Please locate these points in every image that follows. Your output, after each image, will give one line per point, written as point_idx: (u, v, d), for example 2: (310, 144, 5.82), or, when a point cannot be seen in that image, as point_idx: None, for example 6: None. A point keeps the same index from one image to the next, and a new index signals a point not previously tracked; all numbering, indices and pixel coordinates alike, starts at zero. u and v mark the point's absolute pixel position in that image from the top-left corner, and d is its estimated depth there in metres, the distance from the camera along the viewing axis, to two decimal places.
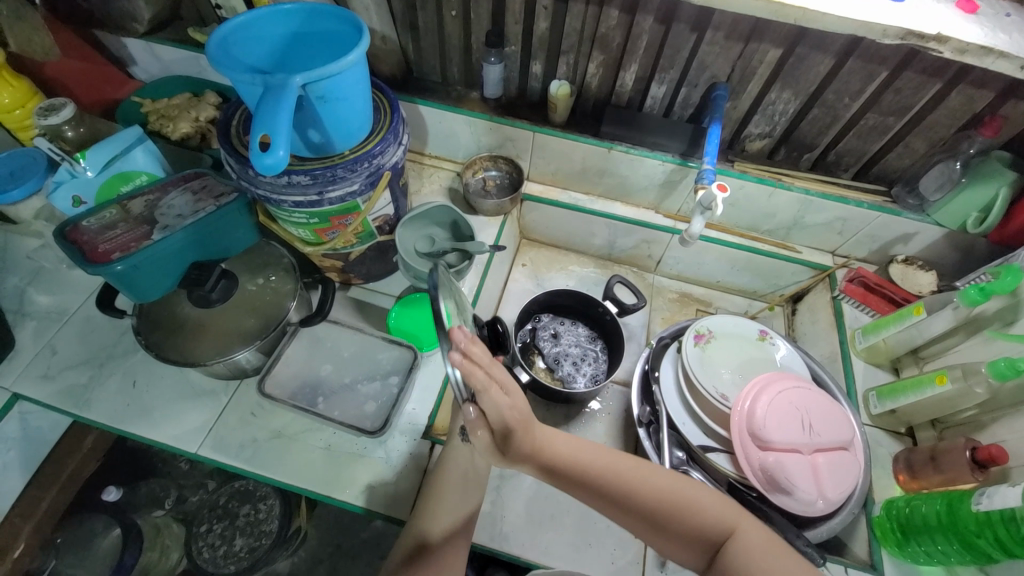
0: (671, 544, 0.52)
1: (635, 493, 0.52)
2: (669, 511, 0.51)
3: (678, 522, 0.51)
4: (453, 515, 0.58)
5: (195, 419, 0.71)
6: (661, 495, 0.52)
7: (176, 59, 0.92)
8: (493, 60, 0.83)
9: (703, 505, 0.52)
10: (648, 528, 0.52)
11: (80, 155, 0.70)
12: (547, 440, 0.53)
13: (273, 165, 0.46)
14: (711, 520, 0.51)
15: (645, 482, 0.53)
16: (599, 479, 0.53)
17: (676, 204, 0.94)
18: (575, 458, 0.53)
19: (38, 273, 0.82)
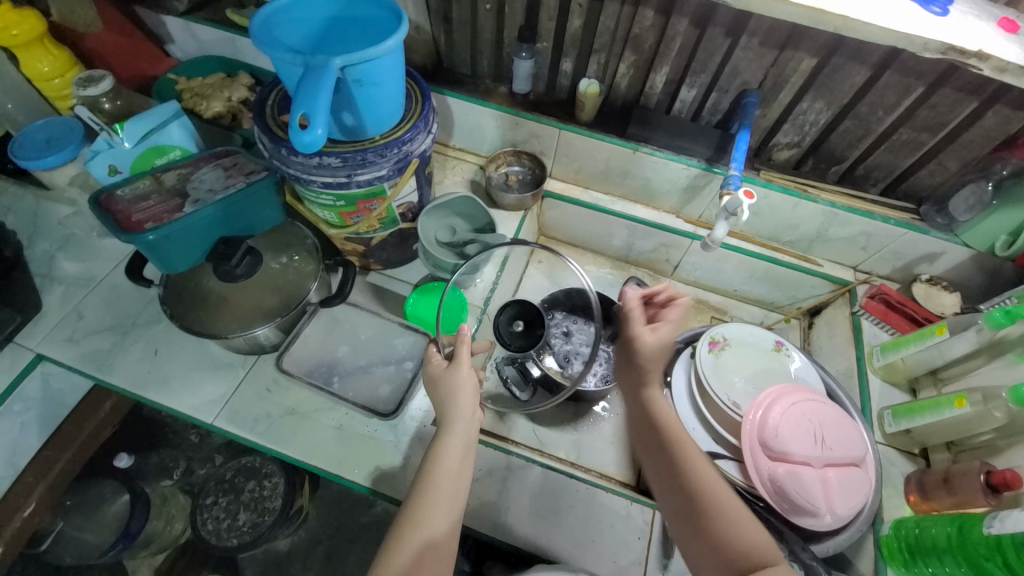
0: (699, 547, 0.53)
1: (695, 489, 0.55)
2: (710, 516, 0.53)
3: (714, 531, 0.52)
4: (452, 507, 0.56)
5: (212, 391, 0.72)
6: (717, 499, 0.54)
7: (212, 39, 0.93)
8: (524, 55, 0.83)
9: (746, 529, 0.51)
10: (689, 525, 0.54)
11: (120, 126, 0.71)
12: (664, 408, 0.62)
13: (309, 144, 0.47)
14: (749, 547, 0.50)
15: (710, 481, 0.55)
16: (678, 462, 0.57)
17: (697, 209, 0.94)
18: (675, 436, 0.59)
19: (68, 239, 0.84)
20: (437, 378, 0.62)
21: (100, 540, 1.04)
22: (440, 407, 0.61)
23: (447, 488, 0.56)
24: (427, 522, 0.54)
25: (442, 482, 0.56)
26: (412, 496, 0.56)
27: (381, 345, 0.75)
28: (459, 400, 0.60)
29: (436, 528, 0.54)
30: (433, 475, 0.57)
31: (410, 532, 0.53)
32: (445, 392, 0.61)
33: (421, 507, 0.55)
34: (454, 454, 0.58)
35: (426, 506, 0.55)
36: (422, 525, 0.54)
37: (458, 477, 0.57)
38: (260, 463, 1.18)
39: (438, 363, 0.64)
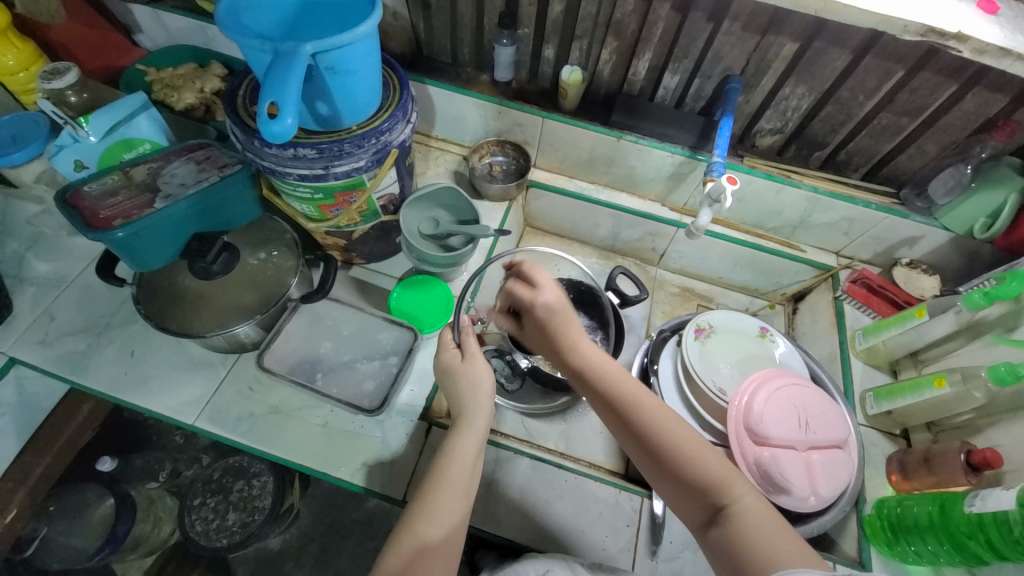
0: (668, 489, 0.53)
1: (648, 428, 0.53)
2: (672, 453, 0.51)
3: (679, 469, 0.51)
4: (460, 503, 0.54)
5: (193, 391, 0.71)
6: (673, 435, 0.52)
7: (181, 27, 0.90)
8: (505, 42, 0.81)
9: (706, 461, 0.50)
10: (651, 464, 0.53)
11: (85, 118, 0.69)
12: (581, 343, 0.60)
13: (280, 133, 0.45)
14: (714, 480, 0.49)
15: (656, 414, 0.54)
16: (620, 401, 0.55)
17: (682, 197, 0.93)
18: (603, 375, 0.57)
19: (37, 239, 0.81)
20: (453, 371, 0.64)
21: (85, 544, 1.02)
22: (457, 402, 0.62)
23: (453, 484, 0.55)
24: (433, 516, 0.53)
25: (451, 474, 0.55)
26: (418, 494, 0.55)
27: (365, 339, 0.74)
28: (473, 398, 0.61)
29: (438, 528, 0.52)
30: (443, 467, 0.56)
31: (417, 524, 0.53)
32: (461, 387, 0.62)
33: (427, 500, 0.54)
34: (462, 451, 0.57)
35: (431, 499, 0.54)
36: (428, 519, 0.53)
37: (470, 470, 0.56)
38: (248, 463, 1.17)
39: (453, 354, 0.65)
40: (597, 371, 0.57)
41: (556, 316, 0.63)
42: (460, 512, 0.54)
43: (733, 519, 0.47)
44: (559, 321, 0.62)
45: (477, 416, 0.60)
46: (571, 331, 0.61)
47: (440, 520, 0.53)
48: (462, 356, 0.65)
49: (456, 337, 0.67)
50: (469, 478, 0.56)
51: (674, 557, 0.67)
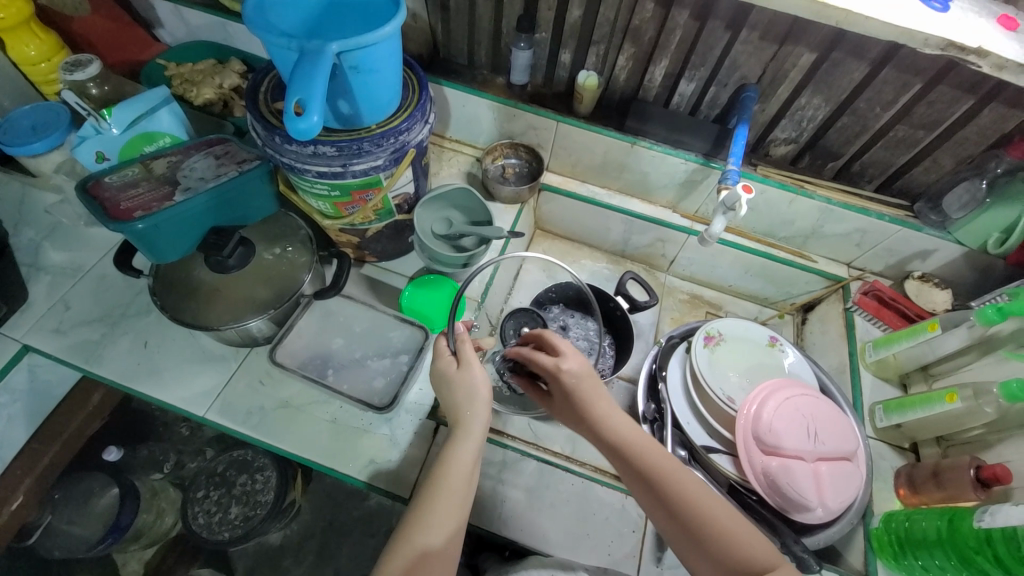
0: (703, 567, 0.51)
1: (683, 503, 0.52)
2: (709, 531, 0.51)
3: (716, 547, 0.50)
4: (458, 510, 0.54)
5: (204, 383, 0.71)
6: (711, 512, 0.52)
7: (202, 24, 0.91)
8: (522, 46, 0.82)
9: (745, 540, 0.50)
10: (687, 542, 0.52)
11: (108, 111, 0.70)
12: (610, 418, 0.59)
13: (305, 130, 0.46)
14: (755, 558, 0.49)
15: (693, 489, 0.53)
16: (655, 476, 0.55)
17: (694, 204, 0.94)
18: (635, 449, 0.57)
19: (55, 228, 0.82)
20: (449, 380, 0.62)
21: (89, 533, 1.03)
22: (454, 409, 0.61)
23: (452, 490, 0.55)
24: (432, 525, 0.53)
25: (450, 483, 0.55)
26: (418, 498, 0.55)
27: (376, 337, 0.75)
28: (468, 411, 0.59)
29: (435, 536, 0.52)
30: (441, 476, 0.56)
31: (415, 532, 0.52)
32: (459, 396, 0.61)
33: (428, 509, 0.54)
34: (464, 459, 0.57)
35: (428, 508, 0.54)
36: (425, 529, 0.53)
37: (467, 479, 0.56)
38: (252, 457, 1.17)
39: (448, 361, 0.63)
40: (632, 445, 0.57)
41: (583, 384, 0.60)
42: (458, 519, 0.54)
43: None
44: (585, 389, 0.60)
45: (475, 423, 0.59)
46: (596, 400, 0.60)
47: (440, 528, 0.53)
48: (458, 363, 0.63)
49: (451, 344, 0.64)
50: (467, 486, 0.56)
51: (680, 564, 0.67)
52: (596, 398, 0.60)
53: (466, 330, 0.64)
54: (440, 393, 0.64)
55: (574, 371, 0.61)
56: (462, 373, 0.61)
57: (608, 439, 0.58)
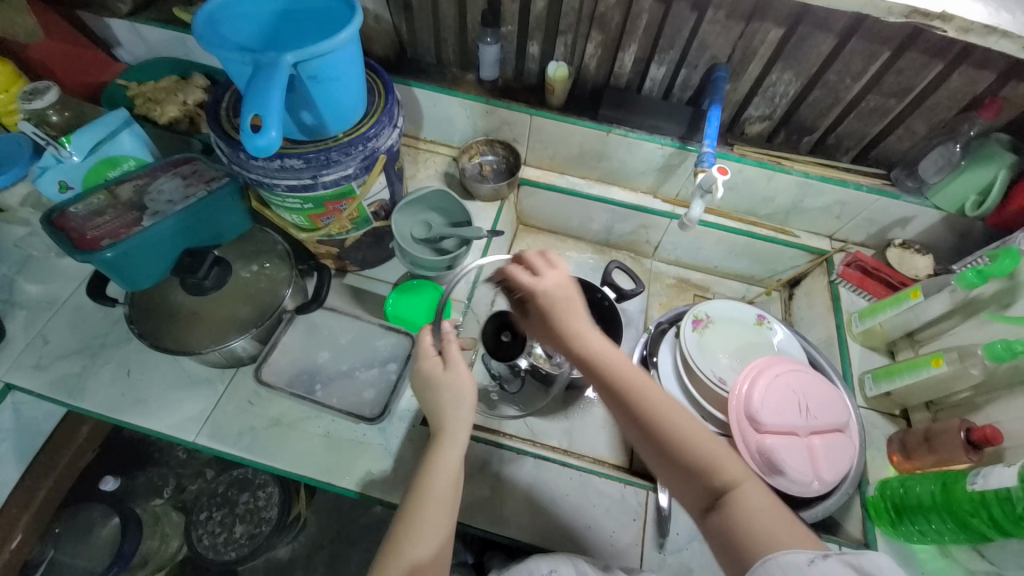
0: (672, 478, 0.53)
1: (655, 416, 0.53)
2: (680, 444, 0.51)
3: (686, 458, 0.51)
4: (446, 518, 0.54)
5: (192, 408, 0.70)
6: (684, 426, 0.52)
7: (160, 40, 0.89)
8: (489, 41, 0.81)
9: (715, 454, 0.51)
10: (654, 453, 0.53)
11: (66, 138, 0.68)
12: (588, 337, 0.58)
13: (265, 147, 0.45)
14: (721, 473, 0.50)
15: (670, 405, 0.53)
16: (630, 391, 0.54)
17: (674, 188, 0.93)
18: (612, 365, 0.56)
19: (26, 261, 0.80)
20: (435, 382, 0.60)
21: (92, 564, 1.02)
22: (436, 416, 0.59)
23: (437, 499, 0.54)
24: (424, 535, 0.53)
25: (436, 493, 0.55)
26: (403, 511, 0.55)
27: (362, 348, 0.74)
28: (449, 415, 0.58)
29: (423, 547, 0.52)
30: (427, 482, 0.55)
31: (405, 547, 0.52)
32: (444, 401, 0.59)
33: (415, 520, 0.53)
34: (449, 466, 0.56)
35: (416, 520, 0.53)
36: (418, 540, 0.52)
37: (454, 484, 0.56)
38: (253, 474, 1.20)
39: (433, 363, 0.61)
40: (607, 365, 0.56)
41: (561, 307, 0.60)
42: (448, 527, 0.54)
43: (737, 508, 0.47)
44: (563, 311, 0.59)
45: (461, 427, 0.58)
46: (573, 320, 0.59)
47: (427, 538, 0.52)
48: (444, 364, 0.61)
49: (436, 344, 0.62)
50: (454, 487, 0.56)
51: (683, 547, 0.68)
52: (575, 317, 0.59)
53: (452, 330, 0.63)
54: (422, 396, 0.61)
55: (550, 292, 0.60)
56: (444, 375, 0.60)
57: (584, 356, 0.57)
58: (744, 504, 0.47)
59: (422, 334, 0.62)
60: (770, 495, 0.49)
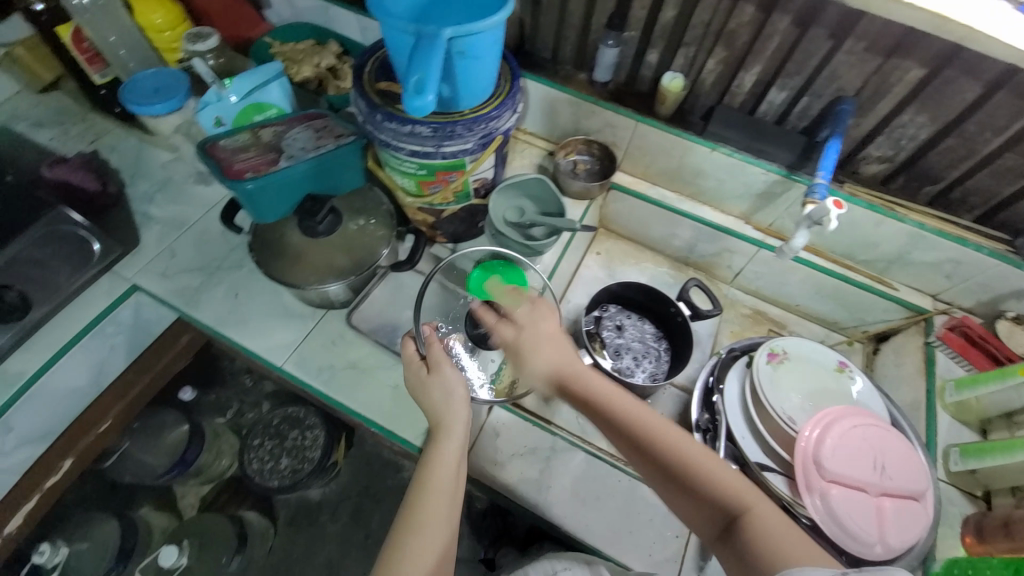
0: (687, 507, 0.56)
1: (658, 444, 0.58)
2: (693, 476, 0.55)
3: (697, 485, 0.55)
4: (447, 508, 0.59)
5: (284, 337, 0.77)
6: (692, 459, 0.56)
7: (306, 6, 0.97)
8: (611, 43, 0.82)
9: (726, 480, 0.55)
10: (670, 486, 0.57)
11: (229, 81, 0.77)
12: (583, 374, 0.63)
13: (420, 108, 0.49)
14: (730, 495, 0.54)
15: (675, 436, 0.58)
16: (631, 424, 0.60)
17: (769, 217, 0.91)
18: (613, 404, 0.61)
19: (166, 183, 0.90)
20: (423, 385, 0.66)
21: (157, 463, 1.15)
22: (434, 412, 0.65)
23: (441, 491, 0.60)
24: (428, 526, 0.58)
25: (438, 484, 0.60)
26: (410, 504, 0.60)
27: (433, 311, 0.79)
28: (452, 412, 0.64)
29: (435, 533, 0.57)
30: (428, 480, 0.61)
31: (410, 538, 0.57)
32: (434, 399, 0.65)
33: (418, 513, 0.58)
34: (448, 461, 0.62)
35: (421, 511, 0.58)
36: (422, 530, 0.57)
37: (453, 477, 0.61)
38: (304, 415, 1.28)
39: (419, 366, 0.67)
40: (612, 408, 0.61)
41: (544, 347, 0.66)
42: (451, 517, 0.60)
43: (753, 530, 0.51)
44: (546, 346, 0.66)
45: (458, 426, 0.64)
46: (573, 363, 0.65)
47: (432, 530, 0.57)
48: (428, 368, 0.67)
49: (420, 349, 0.68)
50: (453, 482, 0.61)
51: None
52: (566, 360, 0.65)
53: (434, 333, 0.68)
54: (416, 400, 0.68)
55: (530, 338, 0.66)
56: (428, 377, 0.66)
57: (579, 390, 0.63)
58: (760, 525, 0.51)
59: (407, 342, 0.68)
60: (783, 517, 0.52)
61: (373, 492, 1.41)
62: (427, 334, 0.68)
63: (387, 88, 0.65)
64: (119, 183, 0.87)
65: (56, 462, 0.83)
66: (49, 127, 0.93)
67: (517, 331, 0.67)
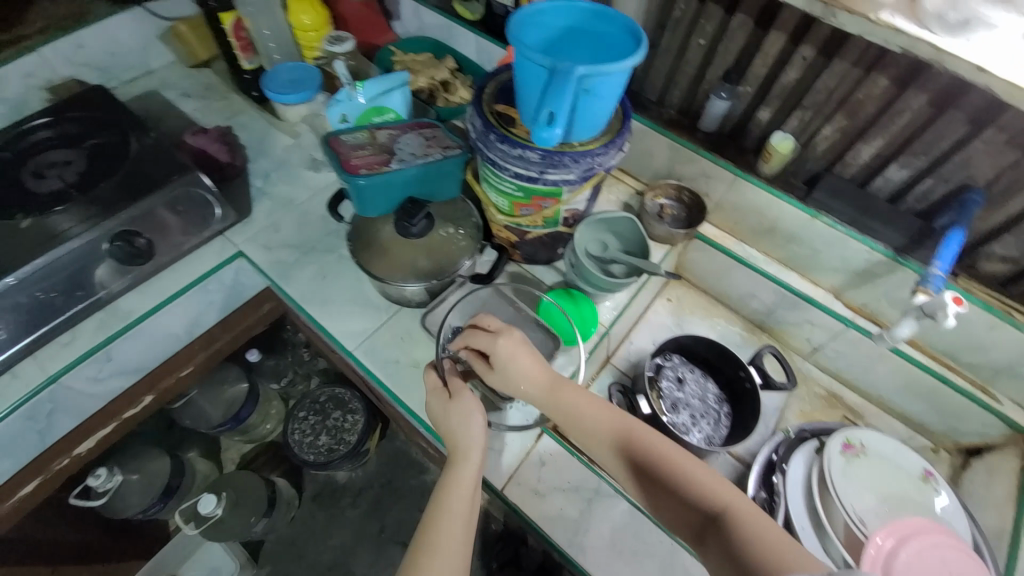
0: (664, 504, 0.60)
1: (629, 443, 0.62)
2: (667, 468, 0.59)
3: (671, 481, 0.59)
4: (463, 535, 0.59)
5: (358, 324, 0.81)
6: (664, 454, 0.60)
7: (432, 22, 1.05)
8: (723, 95, 0.81)
9: (702, 480, 0.58)
10: (646, 484, 0.60)
11: (361, 83, 0.84)
12: (549, 383, 0.65)
13: (546, 140, 0.55)
14: (705, 494, 0.57)
15: (644, 435, 0.62)
16: (599, 428, 0.63)
17: (863, 297, 0.86)
18: (582, 407, 0.64)
19: (281, 163, 0.98)
20: (443, 409, 0.67)
21: (214, 414, 1.24)
22: (451, 438, 0.66)
23: (455, 521, 0.59)
24: (442, 557, 0.56)
25: (451, 510, 0.60)
26: (424, 535, 0.58)
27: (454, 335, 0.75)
28: (468, 429, 0.65)
29: (450, 560, 0.56)
30: (442, 505, 0.60)
31: (424, 568, 0.55)
32: (453, 422, 0.66)
33: (432, 541, 0.57)
34: (464, 487, 0.62)
35: (434, 534, 0.58)
36: (437, 558, 0.56)
37: (467, 505, 0.61)
38: (348, 397, 1.33)
39: (440, 392, 0.68)
40: (585, 412, 0.63)
41: (516, 359, 0.65)
42: (465, 548, 0.58)
43: (736, 527, 0.54)
44: (511, 362, 0.65)
45: (472, 452, 0.64)
46: (539, 366, 0.65)
47: (447, 560, 0.56)
48: (450, 393, 0.68)
49: (442, 377, 0.70)
50: (469, 507, 0.61)
51: None
52: (537, 364, 0.65)
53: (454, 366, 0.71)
54: (436, 425, 0.68)
55: (509, 345, 0.65)
56: (449, 403, 0.67)
57: (549, 399, 0.65)
58: (741, 520, 0.54)
59: (427, 370, 0.70)
60: (756, 512, 0.55)
61: (394, 486, 1.45)
62: (448, 365, 0.71)
63: (504, 111, 0.68)
64: (243, 156, 0.97)
65: (137, 395, 0.91)
66: (193, 99, 1.05)
67: (500, 337, 0.65)
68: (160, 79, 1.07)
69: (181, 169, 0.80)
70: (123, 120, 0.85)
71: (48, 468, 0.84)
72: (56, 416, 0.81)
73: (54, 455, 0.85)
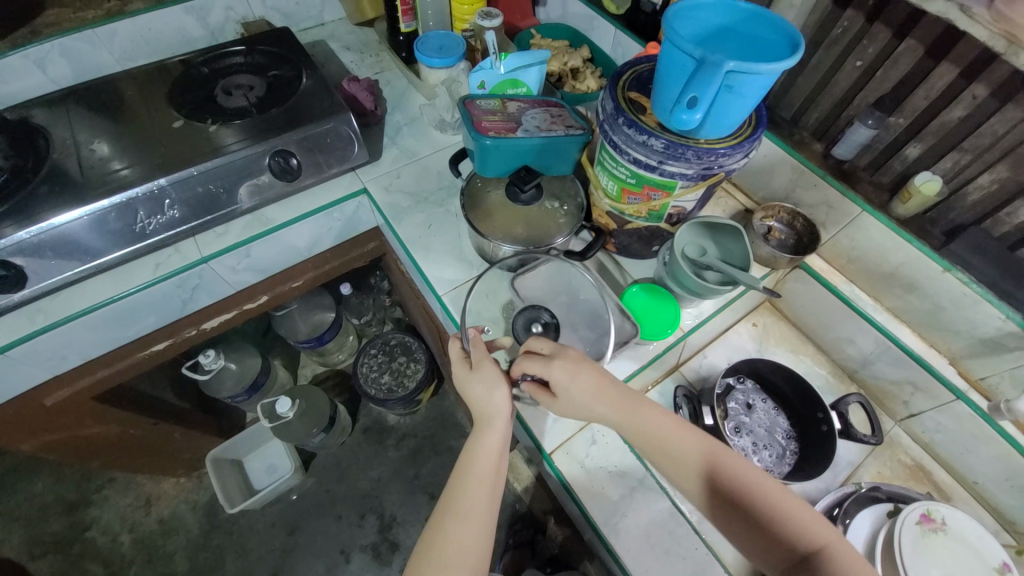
0: (748, 540, 0.60)
1: (721, 469, 0.63)
2: (758, 501, 0.60)
3: (762, 516, 0.59)
4: (487, 494, 0.67)
5: (452, 273, 0.89)
6: (758, 486, 0.61)
7: (576, 12, 1.08)
8: (868, 123, 0.74)
9: (793, 512, 0.59)
10: (733, 515, 0.61)
11: (504, 55, 0.90)
12: (635, 408, 0.66)
13: (684, 123, 0.60)
14: (796, 530, 0.58)
15: (735, 466, 0.63)
16: (688, 457, 0.64)
17: (984, 369, 0.77)
18: (671, 432, 0.65)
19: (414, 120, 1.08)
20: (467, 380, 0.71)
21: (302, 330, 1.39)
22: (475, 405, 0.70)
23: (477, 483, 0.67)
24: (469, 519, 0.65)
25: (478, 474, 0.67)
26: (450, 495, 0.67)
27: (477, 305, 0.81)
28: (493, 397, 0.69)
29: (474, 524, 0.65)
30: (468, 468, 0.68)
31: (452, 526, 0.64)
32: (476, 391, 0.70)
33: (457, 504, 0.66)
34: (488, 454, 0.68)
35: (459, 495, 0.66)
36: (463, 521, 0.65)
37: (493, 467, 0.68)
38: (416, 347, 1.44)
39: (464, 361, 0.72)
40: (670, 436, 0.65)
41: (583, 386, 0.65)
42: (488, 510, 0.66)
43: (831, 561, 0.56)
44: (585, 382, 0.66)
45: (497, 419, 0.69)
46: (610, 396, 0.66)
47: (472, 529, 0.64)
48: (472, 364, 0.71)
49: (466, 347, 0.74)
50: (493, 470, 0.68)
51: None
52: (606, 384, 0.66)
53: (477, 335, 0.73)
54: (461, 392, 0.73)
55: (565, 371, 0.66)
56: (471, 373, 0.71)
57: (635, 428, 0.66)
58: (839, 561, 0.56)
59: (453, 341, 0.74)
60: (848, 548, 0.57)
61: (436, 439, 1.56)
62: (472, 336, 0.73)
63: (636, 99, 0.70)
64: (383, 108, 1.08)
65: (256, 294, 1.05)
66: (352, 52, 1.18)
67: (554, 363, 0.66)
68: (329, 31, 1.22)
69: (336, 109, 0.92)
70: (298, 59, 0.98)
71: (180, 334, 1.00)
72: (198, 293, 0.96)
73: (189, 324, 1.01)
